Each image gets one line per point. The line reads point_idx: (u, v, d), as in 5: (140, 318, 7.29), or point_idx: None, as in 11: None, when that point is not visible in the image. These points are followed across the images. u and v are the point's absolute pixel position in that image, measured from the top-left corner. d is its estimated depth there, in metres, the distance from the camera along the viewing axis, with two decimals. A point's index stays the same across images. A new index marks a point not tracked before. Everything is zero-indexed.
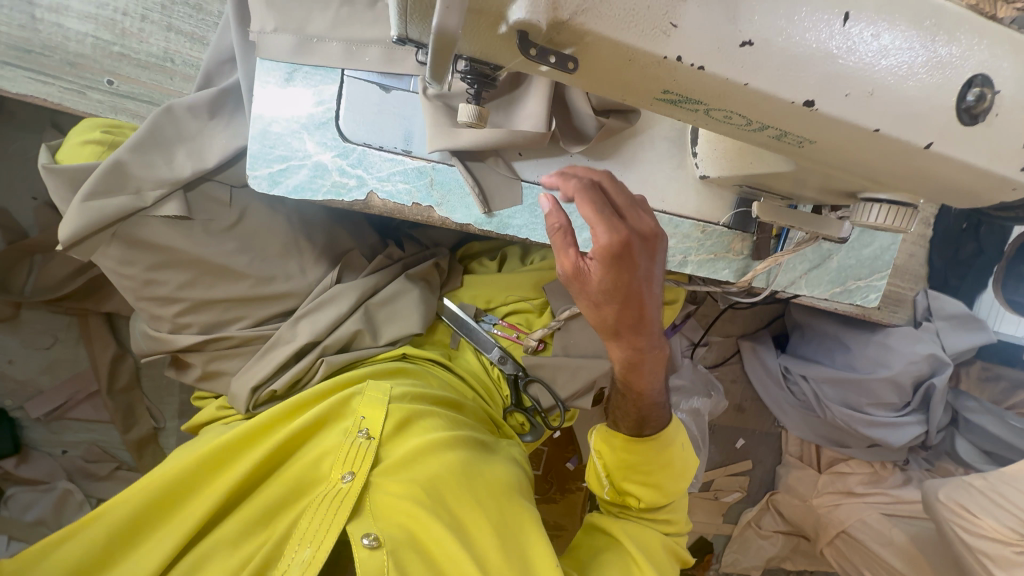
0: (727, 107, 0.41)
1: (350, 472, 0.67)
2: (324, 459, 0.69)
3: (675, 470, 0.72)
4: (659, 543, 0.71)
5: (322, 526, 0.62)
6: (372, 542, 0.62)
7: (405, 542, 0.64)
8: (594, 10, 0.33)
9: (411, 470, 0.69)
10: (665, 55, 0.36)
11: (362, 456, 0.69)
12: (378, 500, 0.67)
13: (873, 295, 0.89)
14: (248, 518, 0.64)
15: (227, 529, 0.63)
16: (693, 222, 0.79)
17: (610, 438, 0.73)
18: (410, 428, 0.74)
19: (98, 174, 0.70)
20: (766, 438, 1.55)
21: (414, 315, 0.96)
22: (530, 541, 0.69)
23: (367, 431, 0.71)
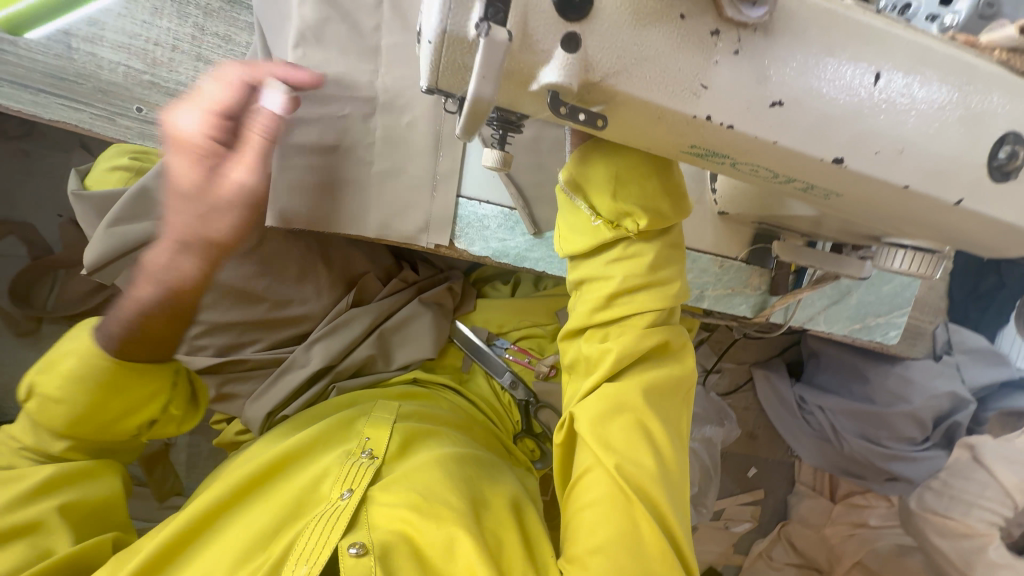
0: (754, 161, 0.40)
1: (349, 489, 0.68)
2: (324, 481, 0.71)
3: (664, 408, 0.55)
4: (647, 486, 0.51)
5: (316, 544, 0.61)
6: (359, 549, 0.60)
7: (399, 545, 0.62)
8: (625, 72, 0.34)
9: (409, 479, 0.69)
10: (694, 114, 0.36)
11: (361, 474, 0.70)
12: (374, 515, 0.66)
13: (893, 332, 0.88)
14: (244, 542, 0.64)
15: (226, 553, 0.64)
16: (711, 256, 0.78)
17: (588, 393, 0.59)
18: (412, 449, 0.77)
19: (124, 200, 0.71)
20: (778, 466, 1.54)
21: (426, 339, 0.98)
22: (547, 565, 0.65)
23: (370, 451, 0.74)
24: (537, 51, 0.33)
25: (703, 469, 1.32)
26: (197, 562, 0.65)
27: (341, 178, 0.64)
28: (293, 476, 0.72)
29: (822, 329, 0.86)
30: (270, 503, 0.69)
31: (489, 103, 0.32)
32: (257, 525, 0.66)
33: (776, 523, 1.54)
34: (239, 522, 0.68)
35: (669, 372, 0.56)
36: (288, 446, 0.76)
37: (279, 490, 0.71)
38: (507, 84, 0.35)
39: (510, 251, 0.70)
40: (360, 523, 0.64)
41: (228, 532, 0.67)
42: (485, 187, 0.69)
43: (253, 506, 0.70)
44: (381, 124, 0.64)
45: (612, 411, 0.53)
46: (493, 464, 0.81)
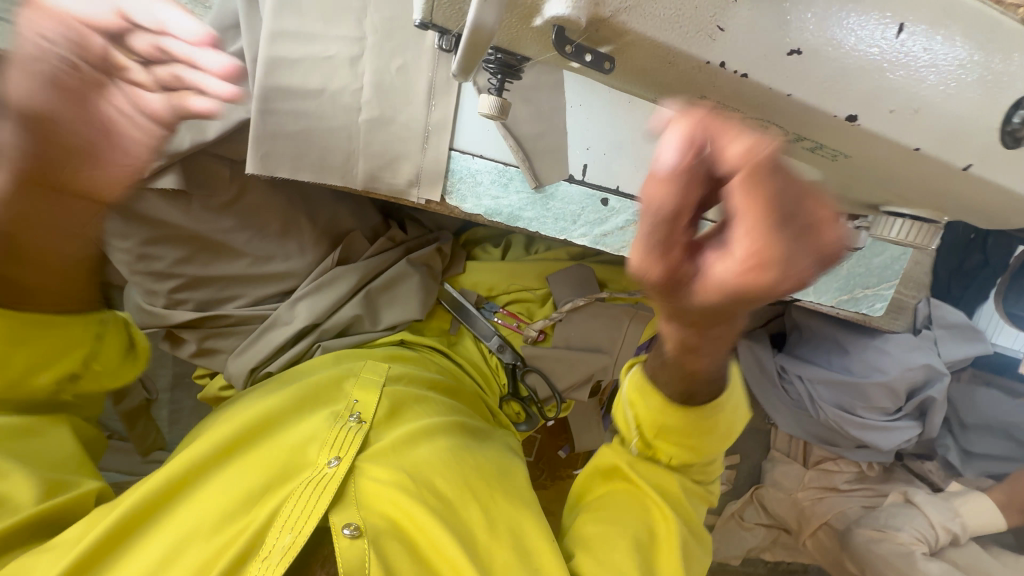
0: (764, 115, 0.39)
1: (337, 457, 0.74)
2: (312, 445, 0.76)
3: (719, 433, 0.65)
4: (676, 484, 0.69)
5: (302, 512, 0.67)
6: (353, 531, 0.67)
7: (388, 529, 0.70)
8: (638, 7, 0.31)
9: (398, 456, 0.76)
10: (707, 60, 0.33)
11: (349, 441, 0.76)
12: (361, 487, 0.73)
13: (879, 304, 0.89)
14: (232, 501, 0.69)
15: (212, 509, 0.68)
16: (706, 222, 0.76)
17: (646, 392, 0.64)
18: (398, 418, 0.82)
19: None
20: (756, 433, 1.58)
21: (415, 300, 0.97)
22: (526, 529, 0.75)
23: (358, 415, 0.79)
24: None
25: None
26: (181, 513, 0.68)
27: (329, 128, 0.61)
28: (279, 438, 0.76)
29: (811, 299, 0.86)
30: (255, 462, 0.73)
31: (491, 33, 0.28)
32: (243, 486, 0.70)
33: (749, 487, 1.59)
34: (224, 479, 0.72)
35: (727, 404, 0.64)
36: (274, 408, 0.79)
37: (263, 452, 0.75)
38: (507, 12, 0.32)
39: (502, 209, 0.68)
40: (348, 497, 0.71)
41: (213, 487, 0.71)
42: (480, 142, 0.66)
43: (238, 464, 0.74)
44: (371, 68, 0.60)
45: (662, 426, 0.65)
46: (473, 435, 0.87)
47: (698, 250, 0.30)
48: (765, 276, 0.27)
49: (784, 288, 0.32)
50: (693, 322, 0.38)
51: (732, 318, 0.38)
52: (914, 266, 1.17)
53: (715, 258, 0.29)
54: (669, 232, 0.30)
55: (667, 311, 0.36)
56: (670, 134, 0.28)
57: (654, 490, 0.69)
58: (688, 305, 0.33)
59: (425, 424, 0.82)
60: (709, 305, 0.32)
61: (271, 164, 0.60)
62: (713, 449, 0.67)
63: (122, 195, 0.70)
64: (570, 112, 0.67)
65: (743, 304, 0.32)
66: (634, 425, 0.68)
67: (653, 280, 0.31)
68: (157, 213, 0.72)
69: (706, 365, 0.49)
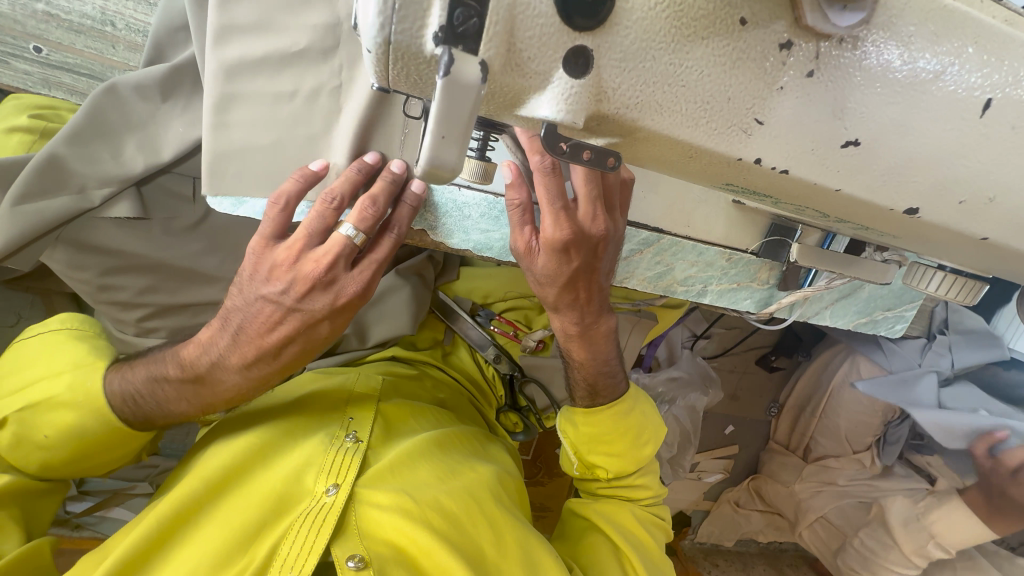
0: (801, 202, 0.32)
1: (334, 484, 0.64)
2: (307, 472, 0.66)
3: (638, 436, 0.72)
4: (628, 511, 0.73)
5: (303, 547, 0.58)
6: (359, 563, 0.58)
7: (396, 558, 0.61)
8: (652, 103, 0.24)
9: (399, 476, 0.67)
10: (740, 157, 0.26)
11: (347, 465, 0.66)
12: (364, 515, 0.63)
13: (899, 325, 0.83)
14: (224, 543, 0.59)
15: (203, 554, 0.58)
16: (719, 249, 0.70)
17: (572, 418, 0.73)
18: (396, 437, 0.75)
19: (30, 169, 0.58)
20: (755, 424, 1.61)
21: (403, 315, 0.92)
22: (536, 551, 0.66)
23: (355, 435, 0.70)
24: (529, 73, 0.22)
25: (681, 432, 1.34)
26: (166, 562, 0.58)
27: (296, 158, 0.54)
28: (270, 466, 0.66)
29: (827, 323, 0.80)
30: (247, 496, 0.63)
31: (454, 173, 0.22)
32: (237, 524, 0.60)
33: (747, 475, 1.63)
34: (214, 517, 0.62)
35: (638, 415, 0.71)
36: (265, 436, 0.70)
37: (254, 484, 0.64)
38: (482, 108, 0.25)
39: (494, 244, 0.62)
40: (349, 527, 0.62)
41: (204, 528, 0.61)
42: None
43: (228, 499, 0.63)
44: (358, 104, 0.53)
45: (593, 440, 0.71)
46: (477, 452, 0.80)
47: (538, 238, 0.52)
48: (562, 243, 0.51)
49: (597, 266, 0.57)
50: (553, 299, 0.58)
51: (586, 294, 0.60)
52: None
53: (547, 224, 0.49)
54: (524, 220, 0.52)
55: (535, 284, 0.57)
56: (504, 165, 0.49)
57: (602, 512, 0.73)
58: (536, 272, 0.54)
59: (426, 439, 0.75)
60: (548, 270, 0.54)
61: (225, 186, 0.53)
62: (641, 450, 0.72)
63: (72, 225, 0.63)
64: None
65: (571, 272, 0.54)
66: (573, 450, 0.74)
67: (521, 250, 0.54)
68: (112, 244, 0.65)
69: (590, 347, 0.68)
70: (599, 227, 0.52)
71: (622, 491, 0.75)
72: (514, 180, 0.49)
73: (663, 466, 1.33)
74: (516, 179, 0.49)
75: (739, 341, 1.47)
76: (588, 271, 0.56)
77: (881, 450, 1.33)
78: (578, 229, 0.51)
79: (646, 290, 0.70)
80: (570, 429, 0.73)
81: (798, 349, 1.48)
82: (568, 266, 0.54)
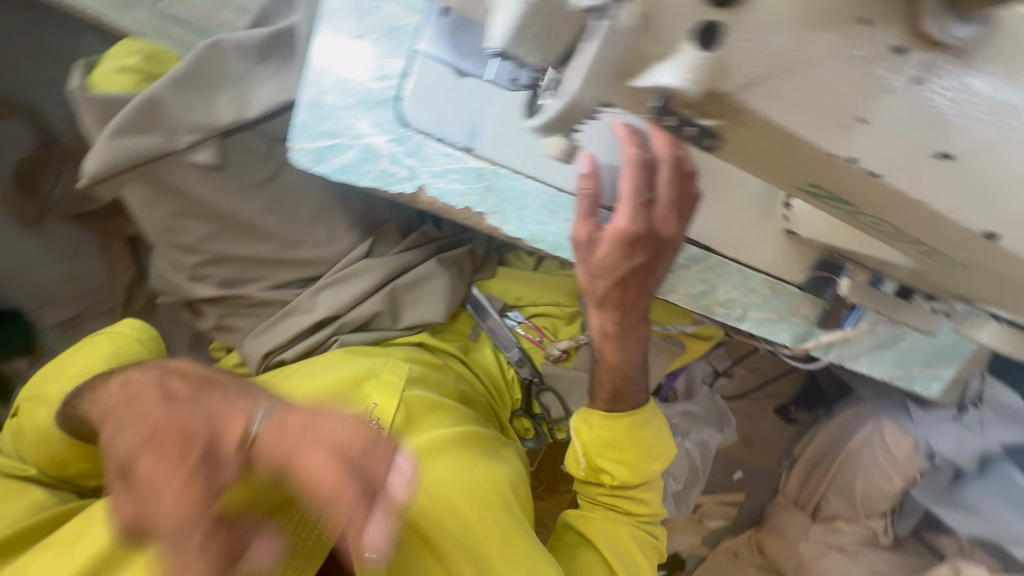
0: (880, 213, 0.33)
1: None
2: None
3: (650, 451, 0.72)
4: (625, 530, 0.73)
5: (321, 528, 0.61)
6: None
7: None
8: (767, 83, 0.25)
9: (417, 472, 0.70)
10: (836, 152, 0.27)
11: None
12: None
13: (935, 385, 0.81)
14: None
15: None
16: (763, 276, 0.71)
17: (588, 417, 0.72)
18: (417, 430, 0.76)
19: (130, 107, 0.63)
20: (765, 475, 1.53)
21: (438, 303, 0.92)
22: (536, 559, 0.69)
23: (378, 421, 0.73)
24: (658, 39, 0.25)
25: (692, 468, 1.32)
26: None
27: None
28: (294, 441, 0.67)
29: (862, 370, 0.78)
30: None
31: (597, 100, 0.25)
32: None
33: (748, 527, 1.54)
34: None
35: (652, 433, 0.72)
36: (291, 410, 0.69)
37: None
38: (602, 67, 0.27)
39: (546, 237, 0.62)
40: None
41: None
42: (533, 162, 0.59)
43: None
44: None
45: (605, 445, 0.71)
46: (493, 450, 0.80)
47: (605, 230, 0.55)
48: (633, 231, 0.53)
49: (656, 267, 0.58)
50: (603, 293, 0.59)
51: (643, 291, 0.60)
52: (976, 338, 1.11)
53: (621, 215, 0.53)
54: (589, 211, 0.54)
55: (586, 276, 0.58)
56: (581, 156, 0.52)
57: (602, 529, 0.73)
58: (593, 262, 0.56)
59: (443, 434, 0.76)
60: (606, 261, 0.56)
61: None
62: (659, 459, 0.72)
63: (157, 164, 0.67)
64: None
65: (629, 265, 0.56)
66: (582, 452, 0.73)
67: (582, 241, 0.56)
68: (193, 189, 0.70)
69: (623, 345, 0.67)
70: (669, 230, 0.54)
71: (626, 504, 0.74)
72: (589, 171, 0.52)
73: (668, 500, 1.30)
74: (592, 169, 0.52)
75: (759, 385, 1.45)
76: (647, 272, 0.58)
77: (897, 521, 1.33)
78: (649, 226, 0.54)
79: (686, 306, 0.70)
80: (587, 434, 0.72)
81: (820, 403, 1.45)
82: (630, 261, 0.55)
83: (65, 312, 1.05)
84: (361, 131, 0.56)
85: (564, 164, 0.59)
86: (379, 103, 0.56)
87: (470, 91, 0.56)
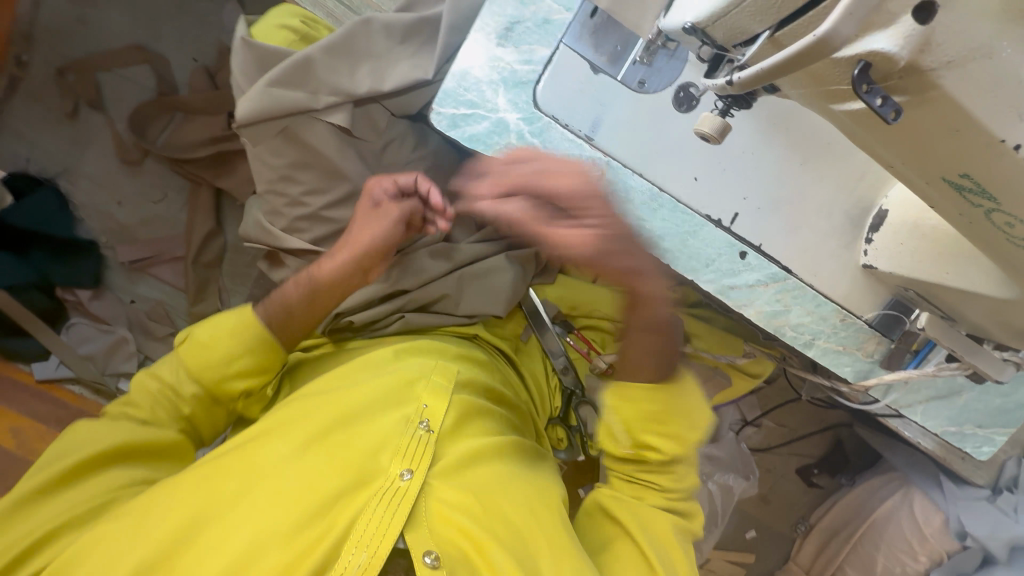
0: (1022, 214, 0.35)
1: (409, 469, 0.64)
2: (382, 451, 0.66)
3: (692, 421, 0.69)
4: (665, 521, 0.68)
5: (379, 530, 0.59)
6: (434, 561, 0.59)
7: (463, 558, 0.62)
8: (959, 66, 0.30)
9: (464, 475, 0.67)
10: (1002, 138, 0.32)
11: (421, 452, 0.66)
12: (431, 508, 0.63)
13: (986, 448, 0.82)
14: (301, 511, 0.60)
15: (283, 517, 0.59)
16: (835, 306, 0.73)
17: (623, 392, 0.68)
18: (467, 428, 0.72)
19: (288, 63, 0.70)
20: (778, 538, 1.50)
21: (500, 296, 0.94)
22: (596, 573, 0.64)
23: (429, 424, 0.68)
24: (885, 11, 0.29)
25: (711, 513, 1.30)
26: (242, 508, 0.60)
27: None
28: (346, 436, 0.66)
29: (916, 420, 0.80)
30: (327, 465, 0.63)
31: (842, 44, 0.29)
32: (317, 489, 0.61)
33: None
34: (293, 474, 0.62)
35: (689, 406, 0.68)
36: (344, 407, 0.69)
37: (334, 453, 0.64)
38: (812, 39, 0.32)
39: (641, 233, 0.67)
40: (420, 517, 0.62)
41: (283, 483, 0.61)
42: (644, 159, 0.64)
43: (306, 461, 0.63)
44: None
45: (642, 419, 0.68)
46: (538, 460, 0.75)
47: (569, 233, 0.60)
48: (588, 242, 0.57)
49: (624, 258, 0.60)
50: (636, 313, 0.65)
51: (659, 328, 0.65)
52: None
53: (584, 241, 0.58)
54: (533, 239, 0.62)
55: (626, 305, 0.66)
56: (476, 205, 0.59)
57: (634, 514, 0.68)
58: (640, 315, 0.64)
59: (493, 439, 0.71)
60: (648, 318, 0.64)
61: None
62: (696, 431, 0.69)
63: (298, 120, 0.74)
64: (738, 157, 0.66)
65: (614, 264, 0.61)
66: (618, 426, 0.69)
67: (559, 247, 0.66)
68: (314, 145, 0.75)
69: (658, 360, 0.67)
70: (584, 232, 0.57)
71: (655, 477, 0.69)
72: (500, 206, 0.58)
73: None
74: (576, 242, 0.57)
75: (784, 441, 1.45)
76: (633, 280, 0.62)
77: None
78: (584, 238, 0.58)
79: (758, 323, 0.72)
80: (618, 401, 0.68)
81: (844, 469, 1.43)
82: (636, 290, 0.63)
83: (139, 251, 1.09)
84: (498, 107, 0.62)
85: (673, 165, 0.65)
86: (518, 85, 0.61)
87: (602, 87, 0.62)
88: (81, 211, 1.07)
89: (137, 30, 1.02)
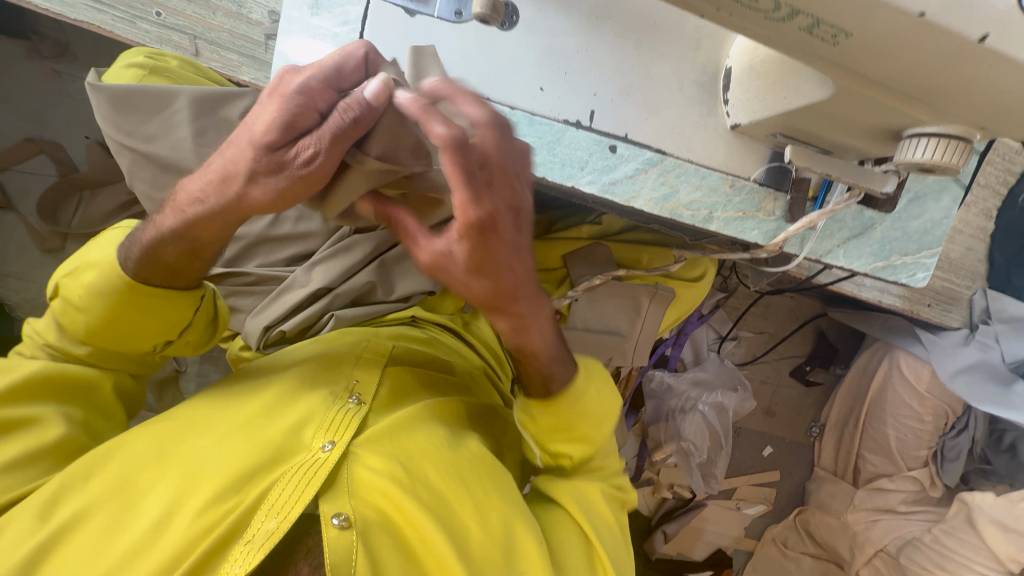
0: None
1: (331, 440, 0.63)
2: (305, 426, 0.65)
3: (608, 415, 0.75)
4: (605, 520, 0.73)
5: (291, 496, 0.57)
6: (343, 521, 0.58)
7: (379, 523, 0.61)
8: None
9: (393, 442, 0.66)
10: None
11: (346, 424, 0.65)
12: (353, 475, 0.62)
13: (921, 274, 0.81)
14: (217, 483, 0.58)
15: (195, 494, 0.57)
16: (721, 174, 0.74)
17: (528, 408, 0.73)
18: (401, 402, 0.72)
19: (139, 92, 0.72)
20: (799, 447, 1.48)
21: (428, 272, 0.91)
22: (518, 532, 0.64)
23: (359, 397, 0.68)
24: None
25: (713, 436, 1.29)
26: (152, 493, 0.58)
27: None
28: (272, 415, 0.65)
29: (842, 265, 0.80)
30: (248, 440, 0.62)
31: None
32: (232, 465, 0.59)
33: (792, 509, 1.48)
34: (214, 451, 0.61)
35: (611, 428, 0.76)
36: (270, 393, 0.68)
37: (259, 428, 0.63)
38: None
39: None
40: (339, 484, 0.61)
41: (201, 461, 0.60)
42: (486, 85, 0.67)
43: (232, 439, 0.62)
44: None
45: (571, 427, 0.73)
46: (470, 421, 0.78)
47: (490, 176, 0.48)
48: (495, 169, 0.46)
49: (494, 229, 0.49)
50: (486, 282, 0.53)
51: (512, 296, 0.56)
52: (963, 253, 1.12)
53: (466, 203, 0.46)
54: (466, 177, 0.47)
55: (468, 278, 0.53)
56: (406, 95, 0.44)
57: (576, 489, 0.73)
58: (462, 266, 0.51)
59: (421, 408, 0.72)
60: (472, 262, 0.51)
61: None
62: (604, 434, 0.75)
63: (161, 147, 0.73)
64: (574, 58, 0.68)
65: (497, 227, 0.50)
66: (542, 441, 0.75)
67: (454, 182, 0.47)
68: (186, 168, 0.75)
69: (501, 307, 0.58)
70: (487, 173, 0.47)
71: (588, 478, 0.76)
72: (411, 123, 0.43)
73: (692, 472, 1.30)
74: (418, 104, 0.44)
75: (769, 348, 1.42)
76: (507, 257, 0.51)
77: (942, 469, 1.22)
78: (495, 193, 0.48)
79: (652, 211, 0.73)
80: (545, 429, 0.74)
81: (837, 359, 1.44)
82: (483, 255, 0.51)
83: None
84: None
85: (517, 80, 0.68)
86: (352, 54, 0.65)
87: (423, 28, 0.65)
88: (17, 312, 1.08)
89: (22, 124, 1.05)
